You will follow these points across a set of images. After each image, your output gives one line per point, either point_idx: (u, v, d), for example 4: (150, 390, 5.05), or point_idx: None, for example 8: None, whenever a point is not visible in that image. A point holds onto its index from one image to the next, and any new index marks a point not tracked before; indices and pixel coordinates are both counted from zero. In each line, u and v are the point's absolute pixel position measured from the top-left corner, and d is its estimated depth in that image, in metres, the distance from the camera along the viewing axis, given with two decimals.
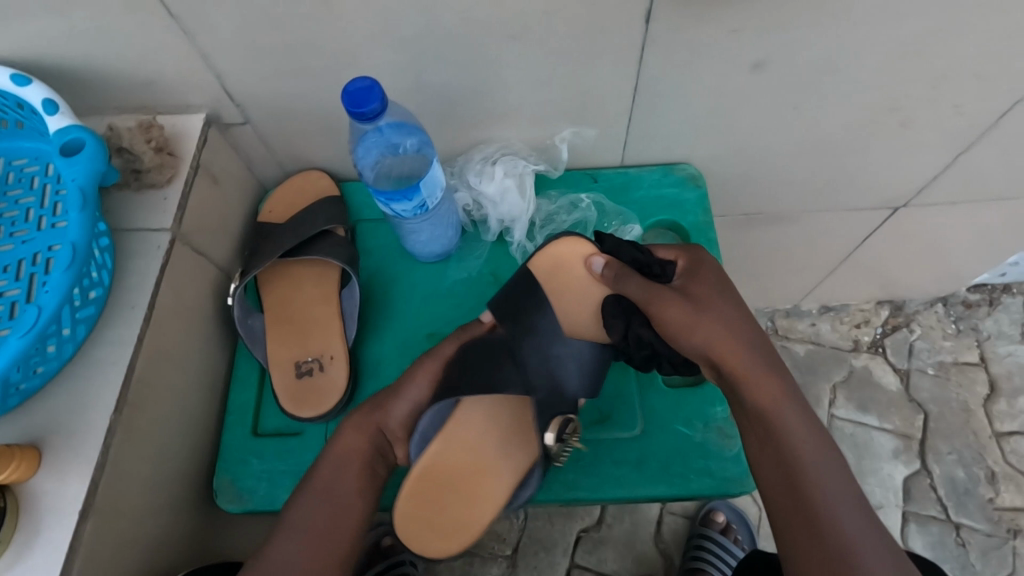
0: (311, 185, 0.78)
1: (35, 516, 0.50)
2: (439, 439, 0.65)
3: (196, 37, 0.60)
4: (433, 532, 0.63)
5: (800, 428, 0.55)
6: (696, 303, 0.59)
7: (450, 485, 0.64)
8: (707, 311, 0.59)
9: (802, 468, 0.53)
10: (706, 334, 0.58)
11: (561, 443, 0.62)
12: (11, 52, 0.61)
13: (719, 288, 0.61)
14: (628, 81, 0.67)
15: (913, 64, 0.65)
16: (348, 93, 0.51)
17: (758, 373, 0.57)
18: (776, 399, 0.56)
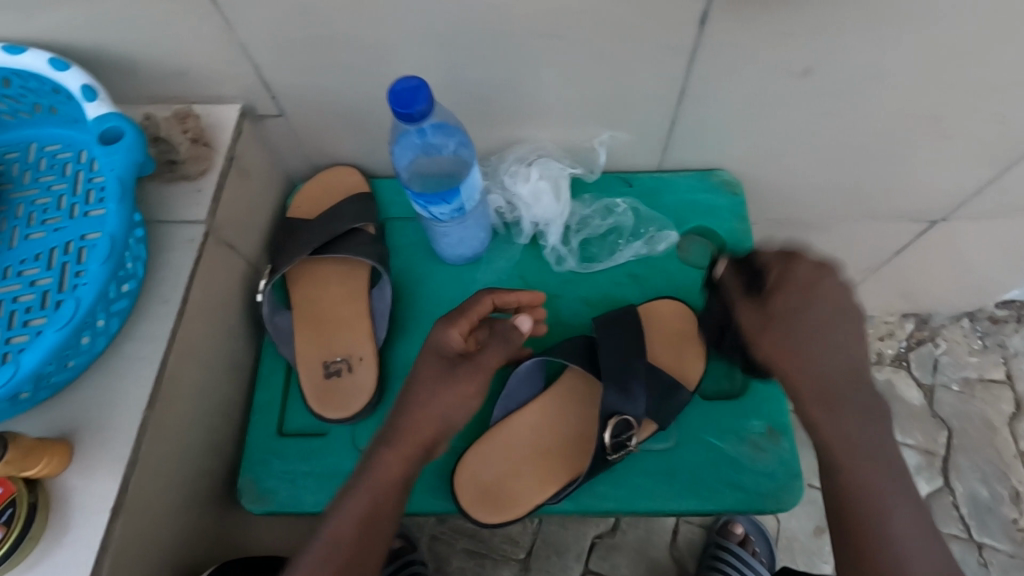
0: (339, 181, 0.77)
1: (65, 513, 0.49)
2: (518, 413, 0.65)
3: (236, 28, 0.59)
4: (484, 497, 0.62)
5: (864, 452, 0.56)
6: (778, 321, 0.59)
7: (515, 454, 0.64)
8: (783, 331, 0.59)
9: (862, 483, 0.55)
10: (778, 356, 0.59)
11: (620, 443, 0.60)
12: (46, 38, 0.60)
13: (814, 304, 0.59)
14: (673, 84, 0.65)
15: (968, 74, 0.63)
16: (394, 92, 0.49)
17: (824, 400, 0.57)
18: (833, 412, 0.57)
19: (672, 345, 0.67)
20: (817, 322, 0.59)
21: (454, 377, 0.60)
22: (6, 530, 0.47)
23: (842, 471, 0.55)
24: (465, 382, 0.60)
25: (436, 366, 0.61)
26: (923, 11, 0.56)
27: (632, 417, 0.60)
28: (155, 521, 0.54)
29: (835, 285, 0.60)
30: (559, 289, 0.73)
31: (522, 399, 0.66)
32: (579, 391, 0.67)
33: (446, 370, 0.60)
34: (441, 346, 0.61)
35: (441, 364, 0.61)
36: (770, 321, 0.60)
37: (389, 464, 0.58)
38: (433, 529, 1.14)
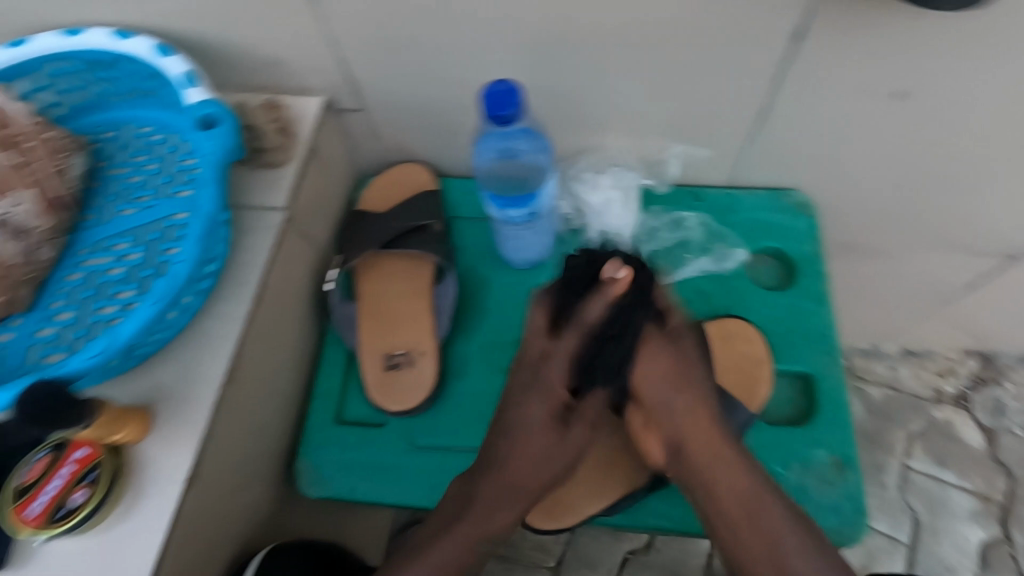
0: (409, 178, 0.78)
1: (142, 481, 0.51)
2: None
3: (329, 24, 0.60)
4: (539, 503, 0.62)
5: (768, 513, 0.56)
6: (671, 374, 0.60)
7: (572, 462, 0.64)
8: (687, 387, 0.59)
9: (777, 540, 0.55)
10: (681, 424, 0.59)
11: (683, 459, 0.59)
12: (152, 23, 0.63)
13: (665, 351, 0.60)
14: (755, 100, 0.64)
15: None
16: (486, 96, 0.49)
17: (723, 460, 0.57)
18: (742, 475, 0.57)
19: (739, 370, 0.65)
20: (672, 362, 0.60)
21: (568, 436, 0.61)
22: (92, 490, 0.49)
23: (744, 538, 0.56)
24: (570, 434, 0.61)
25: (538, 427, 0.60)
26: None
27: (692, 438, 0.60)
28: (220, 497, 0.56)
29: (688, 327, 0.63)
30: None
31: None
32: None
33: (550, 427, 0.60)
34: (546, 408, 0.61)
35: (546, 424, 0.60)
36: (668, 380, 0.60)
37: (502, 514, 0.59)
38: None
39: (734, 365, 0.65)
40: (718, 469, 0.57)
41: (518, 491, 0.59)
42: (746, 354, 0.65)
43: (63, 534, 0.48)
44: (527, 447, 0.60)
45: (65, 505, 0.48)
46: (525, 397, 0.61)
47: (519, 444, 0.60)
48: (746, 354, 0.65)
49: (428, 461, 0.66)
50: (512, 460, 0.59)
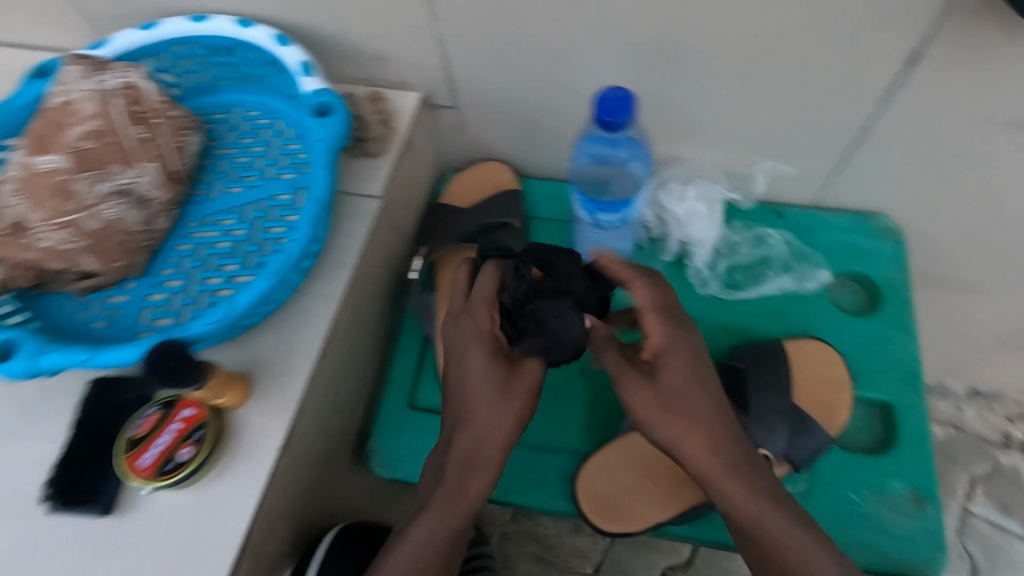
0: (492, 176, 0.80)
1: (238, 445, 0.54)
2: None
3: (437, 22, 0.63)
4: (607, 506, 0.63)
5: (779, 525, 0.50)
6: (661, 397, 0.51)
7: (640, 467, 0.64)
8: (686, 402, 0.51)
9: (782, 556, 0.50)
10: (681, 441, 0.51)
11: None
12: (272, 15, 0.67)
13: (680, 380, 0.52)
14: (854, 120, 0.63)
15: None
16: (601, 102, 0.50)
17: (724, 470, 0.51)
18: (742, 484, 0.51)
19: (814, 389, 0.64)
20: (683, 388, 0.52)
21: (517, 380, 0.53)
22: (196, 449, 0.51)
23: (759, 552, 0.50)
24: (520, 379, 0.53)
25: (489, 382, 0.52)
26: None
27: (770, 452, 0.59)
28: (302, 467, 0.58)
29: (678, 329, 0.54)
30: (697, 311, 0.72)
31: None
32: None
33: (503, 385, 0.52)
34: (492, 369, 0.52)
35: (494, 385, 0.52)
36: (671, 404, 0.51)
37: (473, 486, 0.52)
38: (504, 526, 1.06)
39: (808, 383, 0.64)
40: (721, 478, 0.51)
41: (480, 467, 0.52)
42: (821, 373, 0.64)
43: (166, 488, 0.51)
44: (488, 413, 0.52)
45: (171, 460, 0.51)
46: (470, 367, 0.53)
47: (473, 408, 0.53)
48: (822, 374, 0.64)
49: None
50: (472, 436, 0.53)
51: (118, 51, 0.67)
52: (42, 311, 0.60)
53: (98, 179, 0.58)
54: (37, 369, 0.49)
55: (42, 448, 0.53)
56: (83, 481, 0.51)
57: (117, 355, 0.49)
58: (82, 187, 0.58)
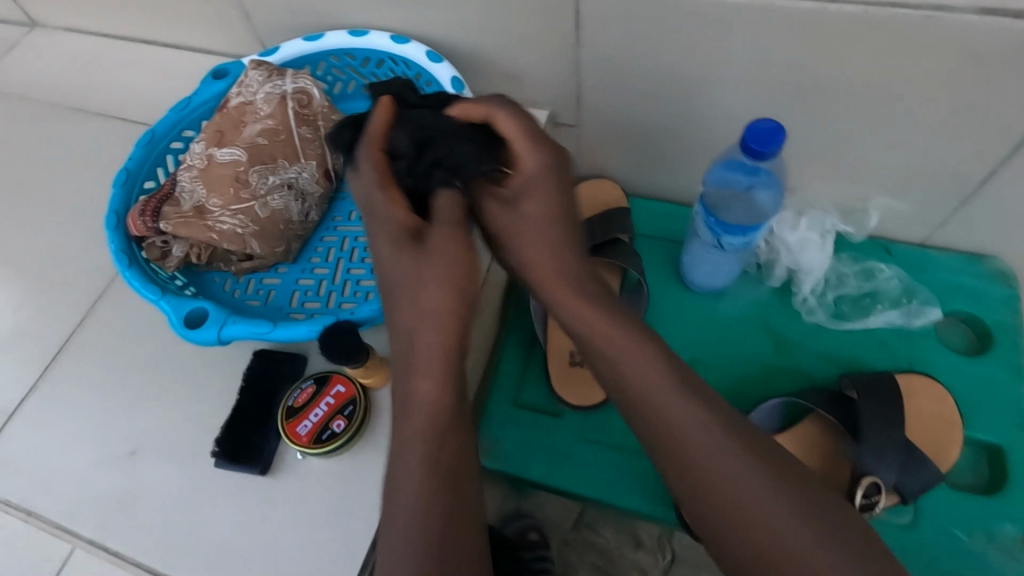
0: (603, 194, 0.84)
1: (377, 423, 0.58)
2: None
3: (580, 48, 0.67)
4: None
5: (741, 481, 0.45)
6: (518, 225, 0.51)
7: None
8: (541, 229, 0.50)
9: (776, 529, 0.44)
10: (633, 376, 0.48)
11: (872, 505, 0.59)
12: (424, 32, 0.73)
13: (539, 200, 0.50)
14: (983, 164, 0.64)
15: None
16: (752, 131, 0.53)
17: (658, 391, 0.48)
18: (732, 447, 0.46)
19: (920, 424, 0.65)
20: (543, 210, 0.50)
21: (429, 255, 0.47)
22: (346, 423, 0.56)
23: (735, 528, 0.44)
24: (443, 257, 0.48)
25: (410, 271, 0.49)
26: None
27: (882, 481, 0.60)
28: None
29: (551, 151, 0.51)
30: (803, 338, 0.74)
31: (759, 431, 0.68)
32: (817, 442, 0.66)
33: (444, 297, 0.47)
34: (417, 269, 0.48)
35: (409, 279, 0.48)
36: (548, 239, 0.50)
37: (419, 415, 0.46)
38: (564, 532, 0.91)
39: (914, 417, 0.65)
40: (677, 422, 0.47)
41: (422, 412, 0.46)
42: (927, 408, 0.65)
43: (319, 456, 0.56)
44: (420, 327, 0.47)
45: (325, 429, 0.56)
46: (393, 271, 0.50)
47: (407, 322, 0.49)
48: (931, 409, 0.65)
49: (600, 457, 0.70)
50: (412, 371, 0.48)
51: (284, 58, 0.74)
52: (203, 287, 0.67)
53: (268, 172, 0.65)
54: (222, 337, 0.57)
55: (209, 410, 0.60)
56: (245, 440, 0.57)
57: (294, 331, 0.56)
58: (256, 179, 0.65)
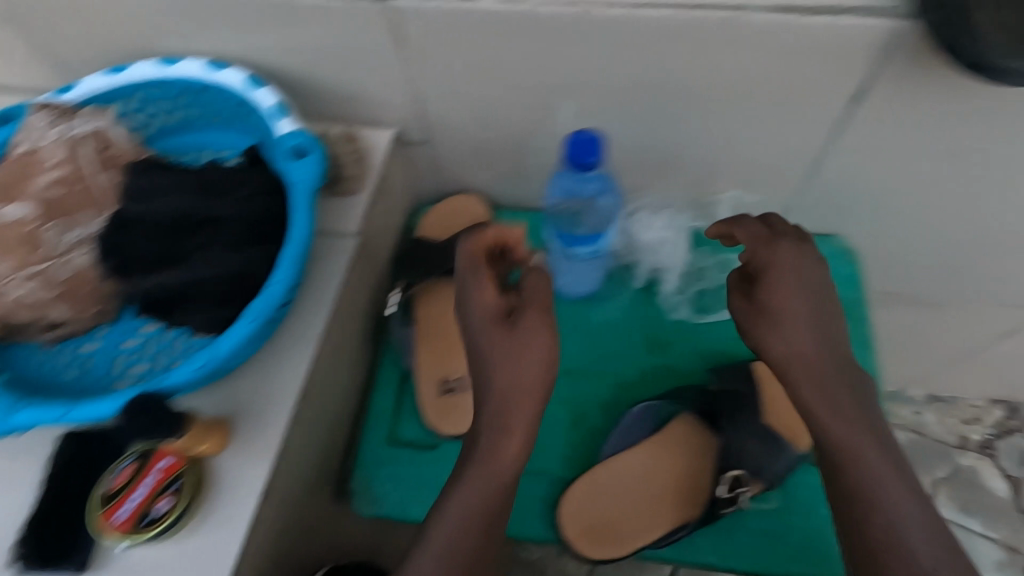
0: (465, 210, 0.81)
1: (214, 494, 0.53)
2: (630, 453, 0.66)
3: (412, 64, 0.64)
4: (592, 533, 0.63)
5: (871, 455, 0.53)
6: (811, 299, 0.58)
7: (626, 493, 0.65)
8: (807, 297, 0.58)
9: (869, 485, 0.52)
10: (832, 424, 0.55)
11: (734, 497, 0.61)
12: (241, 55, 0.67)
13: (805, 286, 0.59)
14: (809, 153, 0.67)
15: None
16: (572, 144, 0.52)
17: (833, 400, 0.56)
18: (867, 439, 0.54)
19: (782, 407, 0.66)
20: (814, 291, 0.59)
21: (519, 336, 0.55)
22: (176, 498, 0.51)
23: (873, 509, 0.51)
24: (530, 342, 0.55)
25: (505, 352, 0.55)
26: None
27: (746, 473, 0.62)
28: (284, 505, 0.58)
29: (785, 246, 0.60)
30: (672, 335, 0.74)
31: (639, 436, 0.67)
32: (692, 444, 0.67)
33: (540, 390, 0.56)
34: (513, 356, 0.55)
35: (500, 352, 0.55)
36: (801, 292, 0.58)
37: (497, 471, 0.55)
38: None
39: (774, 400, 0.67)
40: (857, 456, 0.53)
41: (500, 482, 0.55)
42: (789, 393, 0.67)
43: (145, 543, 0.50)
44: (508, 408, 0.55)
45: (149, 512, 0.50)
46: (496, 352, 0.56)
47: (498, 399, 0.55)
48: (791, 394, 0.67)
49: None
50: (502, 430, 0.55)
51: (83, 94, 0.66)
52: (12, 363, 0.59)
53: (67, 227, 0.57)
54: (12, 425, 0.50)
55: (13, 507, 0.52)
56: (57, 539, 0.50)
57: (96, 407, 0.49)
58: (53, 237, 0.57)
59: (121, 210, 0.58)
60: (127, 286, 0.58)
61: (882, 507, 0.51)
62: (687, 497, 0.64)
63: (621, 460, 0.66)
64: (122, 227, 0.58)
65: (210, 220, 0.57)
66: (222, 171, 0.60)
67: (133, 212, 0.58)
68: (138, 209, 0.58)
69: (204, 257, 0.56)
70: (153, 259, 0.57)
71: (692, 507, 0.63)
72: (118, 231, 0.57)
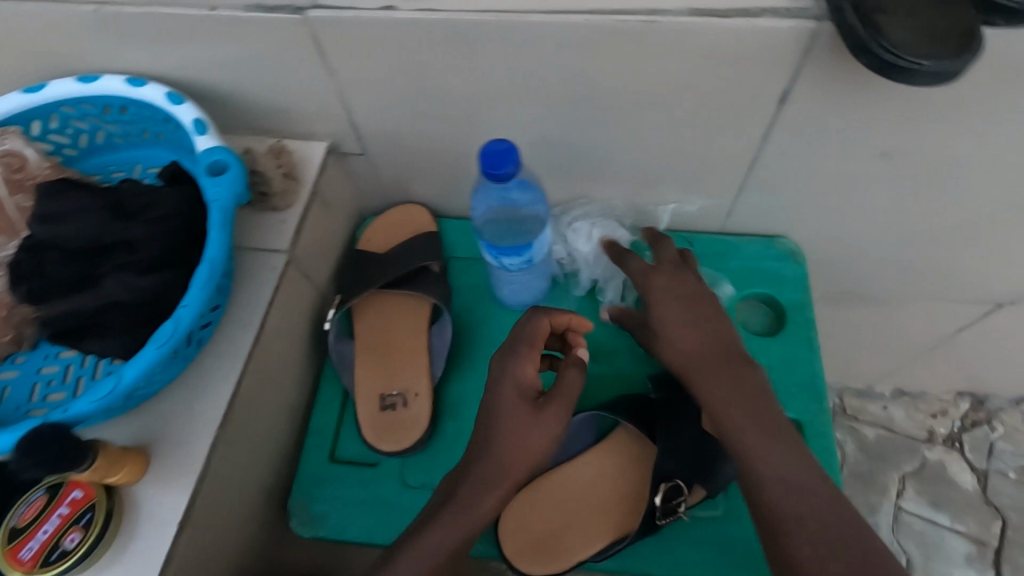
0: (409, 220, 0.80)
1: (136, 523, 0.53)
2: (569, 464, 0.66)
3: (336, 75, 0.63)
4: (531, 548, 0.62)
5: (761, 441, 0.56)
6: (692, 303, 0.65)
7: (566, 506, 0.64)
8: (687, 304, 0.65)
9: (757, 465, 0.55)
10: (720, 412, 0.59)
11: (671, 508, 0.60)
12: (164, 71, 0.66)
13: (684, 293, 0.66)
14: (745, 155, 0.66)
15: None
16: (485, 154, 0.51)
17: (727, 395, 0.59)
18: (753, 422, 0.57)
19: None
20: (697, 297, 0.66)
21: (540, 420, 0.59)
22: (83, 534, 0.50)
23: (769, 493, 0.53)
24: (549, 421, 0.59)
25: (522, 431, 0.59)
26: (1000, 110, 0.55)
27: (683, 482, 0.61)
28: (214, 531, 0.57)
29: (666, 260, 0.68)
30: (615, 342, 0.73)
31: (580, 448, 0.67)
32: (632, 454, 0.66)
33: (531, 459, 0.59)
34: (531, 427, 0.59)
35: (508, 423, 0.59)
36: (683, 301, 0.66)
37: (445, 511, 0.57)
38: None
39: None
40: (747, 438, 0.56)
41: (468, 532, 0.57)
42: None
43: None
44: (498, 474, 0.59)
45: (55, 548, 0.49)
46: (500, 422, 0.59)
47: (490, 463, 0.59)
48: None
49: (421, 499, 0.67)
50: (481, 488, 0.58)
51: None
52: None
53: None
54: None
55: None
56: None
57: None
58: None
59: (33, 234, 0.57)
60: (37, 311, 0.56)
61: (773, 479, 0.54)
62: (627, 508, 0.63)
63: (561, 473, 0.65)
64: (33, 251, 0.57)
65: (119, 239, 0.55)
66: (139, 192, 0.59)
67: (43, 235, 0.57)
68: (48, 232, 0.56)
69: (114, 280, 0.54)
70: (65, 284, 0.55)
71: (631, 518, 0.63)
72: (29, 255, 0.57)
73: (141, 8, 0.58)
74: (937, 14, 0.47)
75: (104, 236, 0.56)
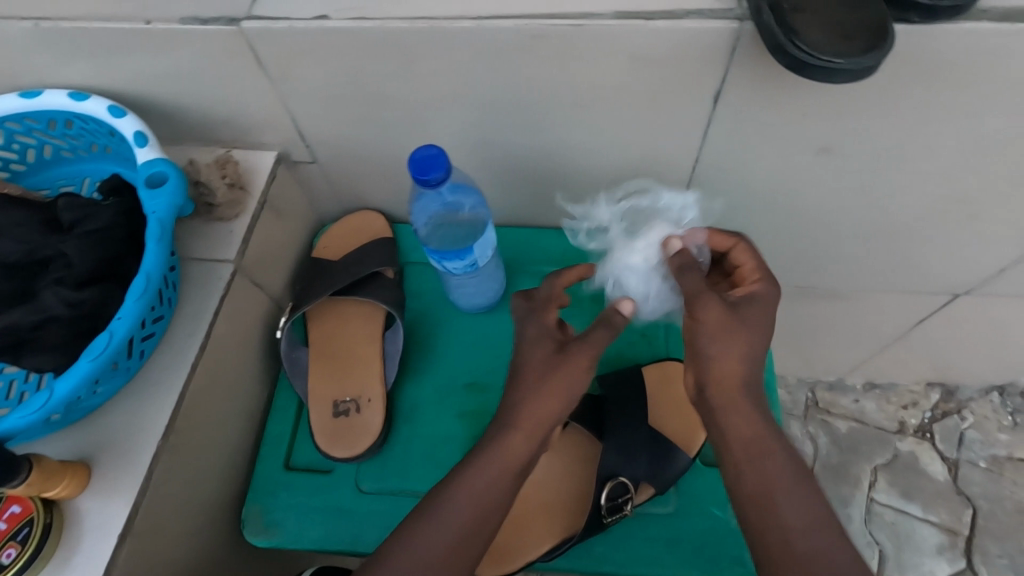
0: (365, 227, 0.81)
1: (78, 535, 0.53)
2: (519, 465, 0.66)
3: (278, 84, 0.63)
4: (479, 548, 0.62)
5: (787, 491, 0.51)
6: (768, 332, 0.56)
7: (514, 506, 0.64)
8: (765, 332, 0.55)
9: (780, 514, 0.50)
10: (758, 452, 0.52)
11: (616, 506, 0.60)
12: (108, 84, 0.66)
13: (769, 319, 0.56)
14: (689, 154, 0.67)
15: (971, 160, 0.62)
16: (413, 161, 0.52)
17: (749, 411, 0.54)
18: (780, 470, 0.52)
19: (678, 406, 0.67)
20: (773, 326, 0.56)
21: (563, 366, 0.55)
22: (20, 548, 0.51)
23: (783, 544, 0.49)
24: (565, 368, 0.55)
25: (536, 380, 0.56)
26: (926, 105, 0.56)
27: (628, 479, 0.61)
28: (161, 543, 0.57)
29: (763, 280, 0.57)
30: None
31: None
32: (581, 454, 0.67)
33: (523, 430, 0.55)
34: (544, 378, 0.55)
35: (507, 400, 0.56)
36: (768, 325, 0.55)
37: None
38: None
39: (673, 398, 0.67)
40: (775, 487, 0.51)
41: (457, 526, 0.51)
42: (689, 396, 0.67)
43: None
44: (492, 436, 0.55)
45: None
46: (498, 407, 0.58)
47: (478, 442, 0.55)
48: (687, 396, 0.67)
49: (376, 504, 0.67)
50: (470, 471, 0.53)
51: None
52: None
53: None
54: None
55: None
56: None
57: None
58: None
59: None
60: None
61: (791, 528, 0.49)
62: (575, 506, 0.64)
63: None
64: None
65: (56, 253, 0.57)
66: (74, 205, 0.59)
67: None
68: None
69: (50, 293, 0.54)
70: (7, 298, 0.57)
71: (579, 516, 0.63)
72: None
73: (78, 23, 0.58)
74: (849, 15, 0.48)
75: (44, 250, 0.57)
